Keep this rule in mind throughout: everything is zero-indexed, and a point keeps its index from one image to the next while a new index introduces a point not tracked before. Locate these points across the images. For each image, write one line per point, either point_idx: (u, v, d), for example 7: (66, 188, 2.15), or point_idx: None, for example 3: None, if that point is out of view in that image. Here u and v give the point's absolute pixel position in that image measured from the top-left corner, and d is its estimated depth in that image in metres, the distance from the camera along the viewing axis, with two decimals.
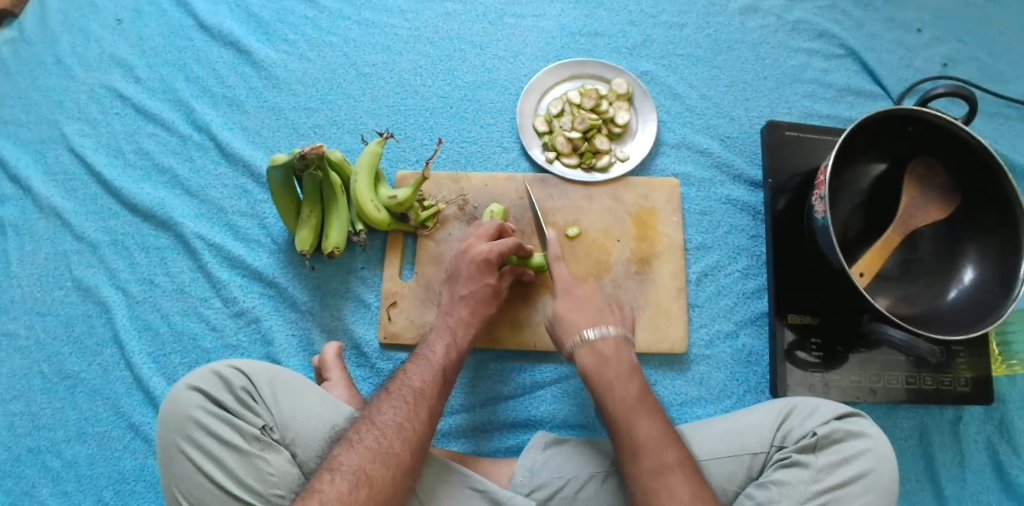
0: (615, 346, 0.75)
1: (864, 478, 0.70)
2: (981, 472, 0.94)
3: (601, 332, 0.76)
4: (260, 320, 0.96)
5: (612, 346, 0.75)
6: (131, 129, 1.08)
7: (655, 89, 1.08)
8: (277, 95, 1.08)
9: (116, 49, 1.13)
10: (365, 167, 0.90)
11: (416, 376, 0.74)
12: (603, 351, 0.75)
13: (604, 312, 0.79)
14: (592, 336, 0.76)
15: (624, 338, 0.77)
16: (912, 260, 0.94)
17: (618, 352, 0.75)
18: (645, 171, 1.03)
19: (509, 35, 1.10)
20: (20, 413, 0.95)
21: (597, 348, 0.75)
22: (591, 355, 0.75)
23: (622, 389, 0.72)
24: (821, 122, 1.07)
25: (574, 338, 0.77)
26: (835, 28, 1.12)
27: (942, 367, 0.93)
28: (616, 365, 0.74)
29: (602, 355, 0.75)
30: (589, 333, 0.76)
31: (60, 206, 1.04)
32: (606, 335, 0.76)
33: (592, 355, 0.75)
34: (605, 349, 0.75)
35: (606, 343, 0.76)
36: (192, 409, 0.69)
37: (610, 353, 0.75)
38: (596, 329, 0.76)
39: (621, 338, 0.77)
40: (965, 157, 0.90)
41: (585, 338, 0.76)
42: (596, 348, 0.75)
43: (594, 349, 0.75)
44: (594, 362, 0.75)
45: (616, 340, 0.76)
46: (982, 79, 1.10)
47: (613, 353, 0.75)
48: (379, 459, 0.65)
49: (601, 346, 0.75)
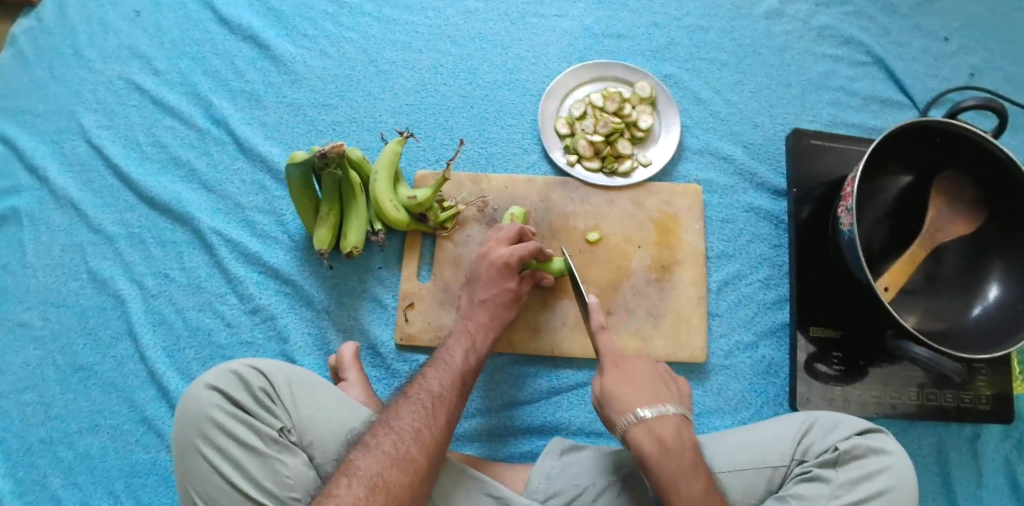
0: (674, 429, 0.70)
1: (887, 494, 0.70)
2: (999, 490, 0.92)
3: (658, 412, 0.71)
4: (275, 318, 0.95)
5: (672, 431, 0.70)
6: (149, 121, 1.07)
7: (678, 93, 1.06)
8: (295, 90, 1.07)
9: (134, 40, 1.12)
10: (385, 166, 0.90)
11: (434, 380, 0.73)
12: (663, 437, 0.69)
13: (657, 391, 0.74)
14: (647, 415, 0.71)
15: (682, 418, 0.72)
16: (936, 275, 0.93)
17: (679, 435, 0.70)
18: (667, 177, 1.01)
19: (531, 35, 1.09)
20: (33, 404, 0.94)
21: (655, 430, 0.70)
22: (648, 437, 0.70)
23: (688, 484, 0.67)
24: (847, 130, 1.05)
25: (628, 418, 0.71)
26: (863, 35, 1.10)
27: (963, 385, 0.92)
28: (681, 456, 0.68)
29: (662, 440, 0.69)
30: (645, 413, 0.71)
31: (76, 197, 1.03)
32: (663, 415, 0.71)
33: (650, 436, 0.70)
34: (665, 432, 0.70)
35: (665, 425, 0.70)
36: (210, 409, 0.68)
37: (672, 441, 0.69)
38: (652, 409, 0.71)
39: (681, 419, 0.72)
40: (994, 172, 0.89)
41: (641, 417, 0.71)
42: (654, 431, 0.70)
43: (650, 430, 0.70)
44: (654, 446, 0.69)
45: (677, 421, 0.71)
46: (1011, 91, 1.08)
47: (674, 440, 0.69)
48: (397, 464, 0.64)
49: (659, 428, 0.70)
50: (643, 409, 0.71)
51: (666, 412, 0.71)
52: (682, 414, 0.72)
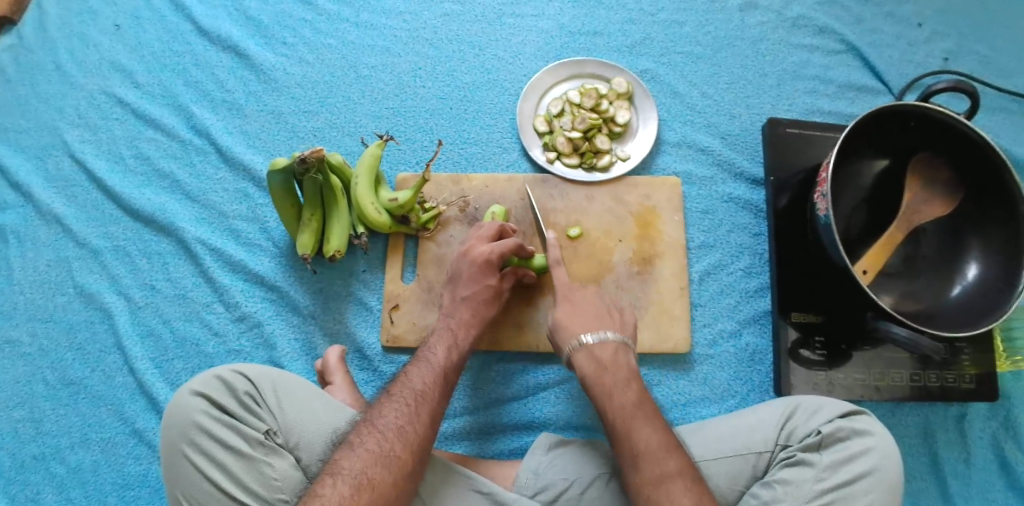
0: (613, 351, 0.77)
1: (871, 475, 0.70)
2: (986, 469, 0.93)
3: (599, 337, 0.78)
4: (262, 325, 0.96)
5: (610, 352, 0.77)
6: (131, 134, 1.08)
7: (655, 88, 1.07)
8: (276, 98, 1.08)
9: (115, 54, 1.13)
10: (365, 170, 0.90)
11: (417, 378, 0.74)
12: (600, 357, 0.77)
13: (602, 318, 0.81)
14: (589, 340, 0.78)
15: (622, 344, 0.78)
16: (915, 257, 0.94)
17: (615, 355, 0.77)
18: (647, 170, 1.02)
19: (508, 35, 1.10)
20: (24, 420, 0.95)
21: (594, 352, 0.77)
22: (588, 358, 0.77)
23: (620, 395, 0.73)
24: (823, 118, 1.07)
25: (572, 343, 0.79)
26: (836, 23, 1.11)
27: (946, 365, 0.93)
28: (615, 372, 0.75)
29: (599, 360, 0.77)
30: (587, 338, 0.78)
31: (61, 212, 1.04)
32: (603, 341, 0.78)
33: (589, 357, 0.77)
34: (603, 354, 0.77)
35: (605, 349, 0.77)
36: (195, 414, 0.69)
37: (607, 359, 0.76)
38: (593, 334, 0.78)
39: (620, 343, 0.78)
40: (967, 152, 0.90)
41: (583, 343, 0.78)
42: (594, 353, 0.77)
43: (591, 353, 0.77)
44: (591, 365, 0.77)
45: (614, 345, 0.78)
46: (984, 73, 1.09)
47: (610, 359, 0.76)
48: (381, 462, 0.65)
49: (600, 351, 0.77)
50: (585, 334, 0.79)
51: (606, 338, 0.78)
52: (622, 341, 0.79)
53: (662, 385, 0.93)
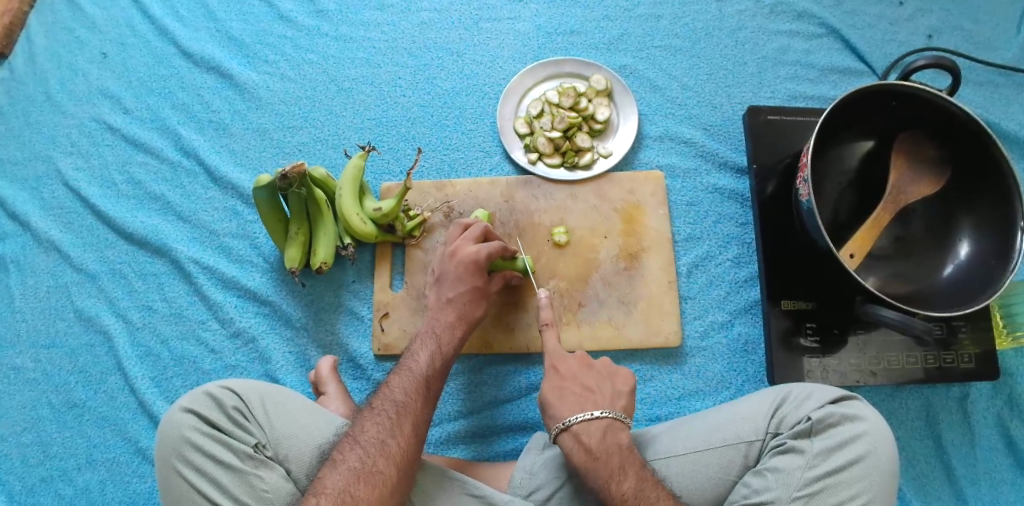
0: (602, 434, 0.73)
1: (863, 461, 0.70)
2: (992, 449, 0.92)
3: (584, 418, 0.74)
4: (256, 340, 0.97)
5: (597, 436, 0.73)
6: (122, 159, 1.10)
7: (635, 83, 1.07)
8: (261, 116, 1.10)
9: (103, 82, 1.15)
10: (348, 182, 0.91)
11: (399, 389, 0.74)
12: (589, 444, 0.72)
13: (586, 397, 0.77)
14: (574, 422, 0.74)
15: (612, 422, 0.74)
16: (906, 237, 0.93)
17: (605, 439, 0.73)
18: (629, 166, 1.02)
19: (485, 39, 1.10)
20: (32, 444, 0.97)
21: (581, 437, 0.73)
22: (575, 443, 0.73)
23: (617, 485, 0.69)
24: (807, 102, 1.06)
25: (557, 427, 0.75)
26: (815, 7, 1.11)
27: (944, 344, 0.91)
28: (607, 460, 0.71)
29: (588, 448, 0.72)
30: (573, 418, 0.74)
31: (58, 239, 1.06)
32: (590, 422, 0.74)
33: (579, 443, 0.73)
34: (591, 440, 0.73)
35: (593, 432, 0.73)
36: (185, 430, 0.70)
37: (597, 446, 0.72)
38: (580, 414, 0.74)
39: (609, 422, 0.74)
40: (952, 129, 0.89)
41: (568, 424, 0.74)
42: (581, 438, 0.73)
43: (577, 438, 0.73)
44: (583, 454, 0.72)
45: (601, 426, 0.73)
46: (969, 47, 1.08)
47: (599, 445, 0.72)
48: (365, 479, 0.66)
49: (587, 436, 0.73)
50: (570, 416, 0.75)
51: (591, 418, 0.74)
52: (612, 419, 0.75)
53: (655, 379, 0.93)
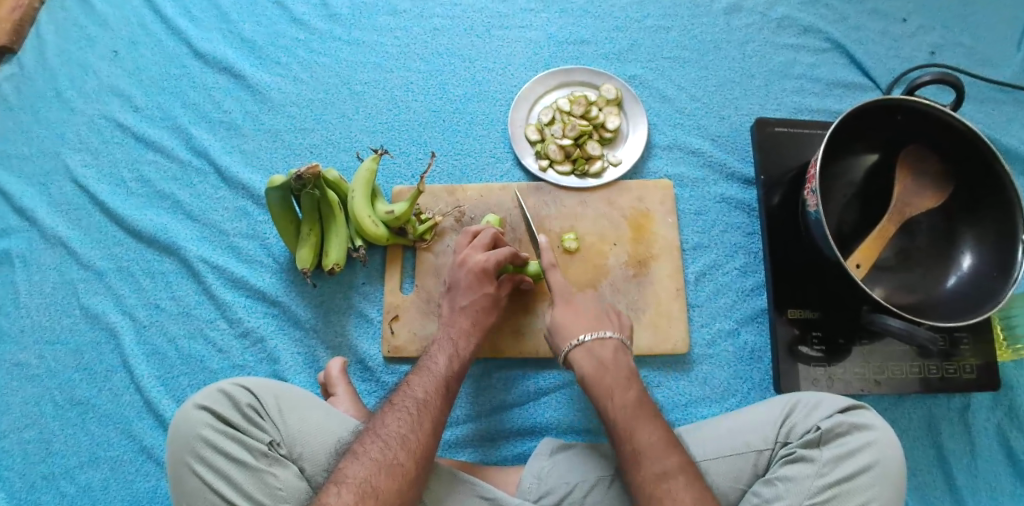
0: (613, 352, 0.80)
1: (872, 469, 0.71)
2: (992, 459, 0.93)
3: (598, 337, 0.81)
4: (265, 340, 0.97)
5: (609, 351, 0.80)
6: (131, 157, 1.10)
7: (644, 93, 1.09)
8: (272, 117, 1.10)
9: (114, 80, 1.15)
10: (361, 184, 0.92)
11: (419, 387, 0.76)
12: (601, 357, 0.79)
13: (599, 320, 0.83)
14: (587, 340, 0.80)
15: (620, 344, 0.81)
16: (909, 249, 0.95)
17: (615, 356, 0.80)
18: (639, 175, 1.04)
19: (497, 47, 1.12)
20: (34, 440, 0.96)
21: (594, 351, 0.80)
22: (586, 356, 0.80)
23: (622, 392, 0.75)
24: (813, 116, 1.08)
25: (569, 343, 0.81)
26: (820, 22, 1.13)
27: (946, 355, 0.93)
28: (615, 371, 0.78)
29: (600, 361, 0.79)
30: (585, 338, 0.81)
31: (65, 235, 1.06)
32: (602, 340, 0.80)
33: (591, 358, 0.79)
34: (603, 353, 0.80)
35: (605, 348, 0.80)
36: (200, 427, 0.71)
37: (609, 360, 0.79)
38: (591, 334, 0.81)
39: (618, 344, 0.81)
40: (957, 144, 0.91)
41: (580, 342, 0.81)
42: (593, 352, 0.80)
43: (590, 352, 0.80)
44: (594, 366, 0.79)
45: (613, 345, 0.81)
46: (970, 64, 1.10)
47: (610, 359, 0.79)
48: (385, 470, 0.67)
49: (600, 351, 0.80)
50: (584, 335, 0.81)
51: (604, 337, 0.81)
52: (620, 341, 0.82)
53: (663, 386, 0.94)
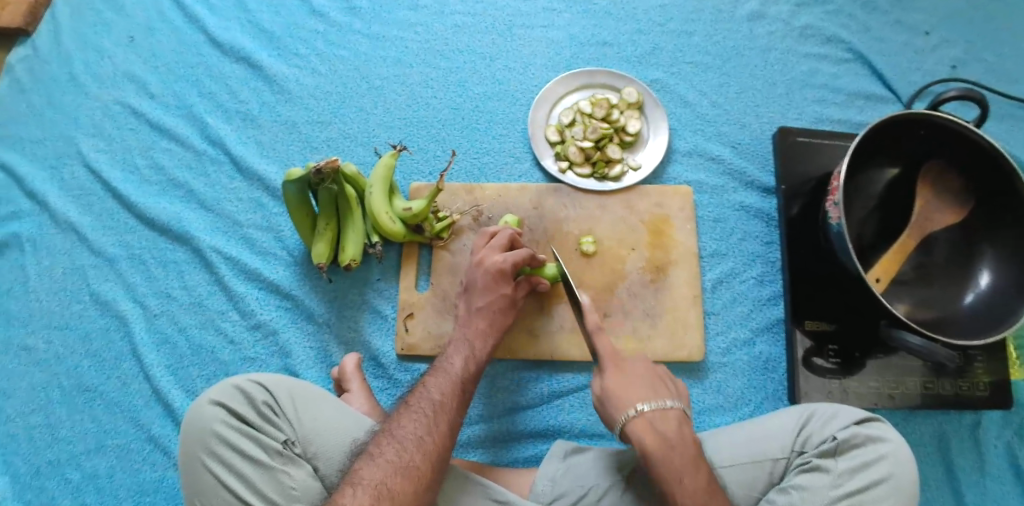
0: (676, 425, 0.72)
1: (887, 481, 0.71)
2: (1002, 476, 0.93)
3: (658, 407, 0.73)
4: (277, 333, 0.97)
5: (673, 425, 0.72)
6: (146, 144, 1.09)
7: (665, 97, 1.08)
8: (289, 109, 1.09)
9: (129, 65, 1.14)
10: (379, 181, 0.91)
11: (435, 388, 0.75)
12: (665, 433, 0.71)
13: (658, 387, 0.76)
14: (647, 410, 0.72)
15: (682, 413, 0.74)
16: (926, 264, 0.94)
17: (680, 432, 0.72)
18: (658, 179, 1.03)
19: (519, 46, 1.11)
20: (40, 426, 0.96)
21: (658, 427, 0.71)
22: (649, 431, 0.71)
23: (692, 476, 0.68)
24: (833, 126, 1.07)
25: (627, 413, 0.73)
26: (843, 32, 1.12)
27: (959, 371, 0.92)
28: (682, 451, 0.70)
29: (665, 436, 0.71)
30: (644, 407, 0.72)
31: (76, 220, 1.05)
32: (664, 412, 0.73)
33: (655, 435, 0.71)
34: (667, 429, 0.71)
35: (667, 422, 0.72)
36: (214, 423, 0.70)
37: (673, 435, 0.71)
38: (650, 404, 0.73)
39: (679, 414, 0.74)
40: (978, 160, 0.90)
41: (641, 411, 0.72)
42: (655, 427, 0.72)
43: (652, 426, 0.72)
44: (658, 441, 0.71)
45: (676, 416, 0.73)
46: (991, 80, 1.10)
47: (675, 434, 0.71)
48: (401, 472, 0.66)
49: (662, 425, 0.72)
50: (642, 404, 0.73)
51: (666, 407, 0.73)
52: (681, 410, 0.74)
53: None
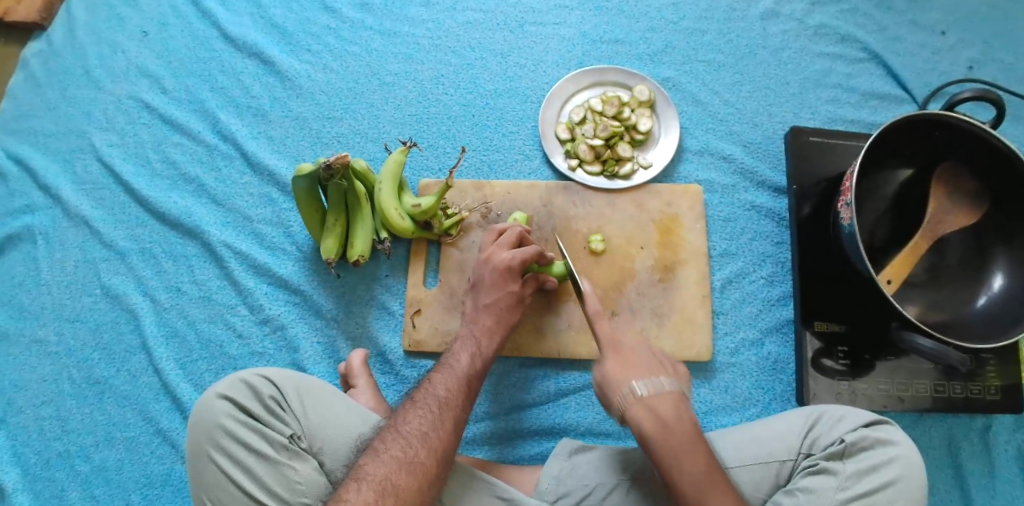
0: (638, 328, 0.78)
1: (894, 485, 0.70)
2: (1012, 482, 0.92)
3: (623, 313, 0.79)
4: (285, 328, 0.97)
5: (634, 328, 0.78)
6: (157, 138, 1.10)
7: (677, 96, 1.07)
8: (300, 105, 1.10)
9: (142, 60, 1.15)
10: (388, 177, 0.91)
11: (441, 385, 0.75)
12: (625, 333, 0.77)
13: (656, 368, 0.74)
14: (612, 314, 0.79)
15: (680, 395, 0.72)
16: (938, 266, 0.93)
17: (638, 333, 0.78)
18: (668, 178, 1.03)
19: (530, 43, 1.11)
20: (50, 418, 0.96)
21: (654, 407, 0.70)
22: (645, 411, 0.70)
23: (646, 369, 0.74)
24: (846, 127, 1.06)
25: (624, 394, 0.72)
26: (858, 32, 1.11)
27: (971, 375, 0.91)
28: (639, 346, 0.76)
29: (625, 334, 0.77)
30: (608, 311, 0.79)
31: (88, 214, 1.06)
32: None
33: (613, 332, 0.78)
34: (628, 329, 0.78)
35: (628, 324, 0.79)
36: (221, 417, 0.71)
37: (633, 335, 0.78)
38: (615, 309, 0.80)
39: (677, 395, 0.72)
40: (994, 165, 0.89)
41: (637, 392, 0.71)
42: (653, 409, 0.70)
43: (650, 409, 0.70)
44: (615, 338, 0.77)
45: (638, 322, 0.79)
46: (1008, 81, 1.08)
47: (673, 417, 0.69)
48: (406, 468, 0.66)
49: (623, 326, 0.78)
50: (607, 310, 0.79)
51: (661, 387, 0.71)
52: (679, 391, 0.72)
53: None
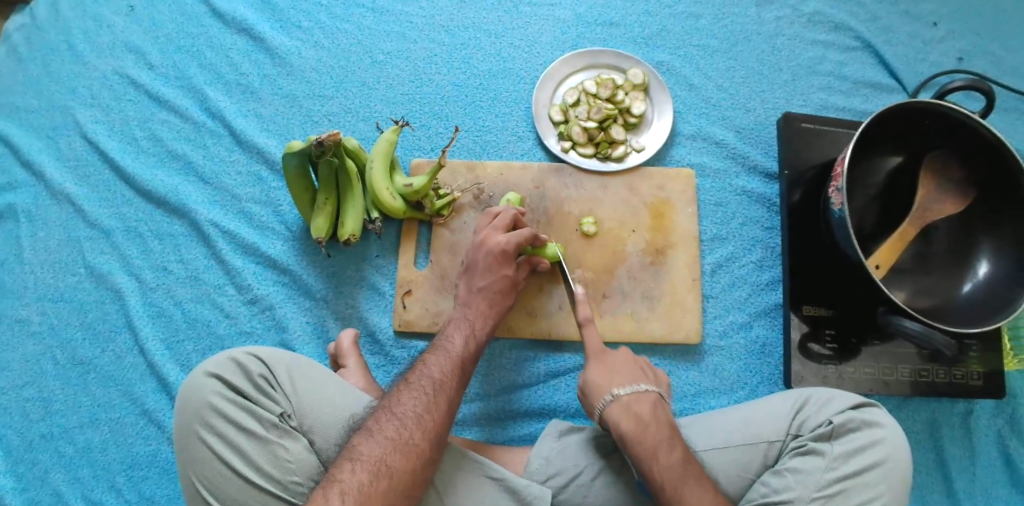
0: (651, 405, 0.75)
1: (881, 466, 0.71)
2: (991, 466, 0.94)
3: (633, 391, 0.76)
4: (274, 308, 0.96)
5: (648, 407, 0.75)
6: (144, 115, 1.08)
7: (671, 80, 1.07)
8: (291, 83, 1.08)
9: (128, 35, 1.12)
10: (381, 156, 0.90)
11: (435, 367, 0.75)
12: (640, 413, 0.74)
13: (635, 374, 0.79)
14: (622, 394, 0.76)
15: (658, 397, 0.77)
16: (926, 254, 0.94)
17: (654, 411, 0.75)
18: (661, 161, 1.03)
19: (524, 24, 1.10)
20: (33, 399, 0.95)
21: (632, 408, 0.74)
22: (624, 412, 0.74)
23: (666, 453, 0.71)
24: (837, 114, 1.07)
25: (604, 399, 0.76)
26: (851, 20, 1.11)
27: (955, 361, 0.93)
28: (657, 429, 0.73)
29: (639, 416, 0.74)
30: (619, 391, 0.76)
31: (72, 192, 1.03)
32: (638, 394, 0.76)
33: (628, 414, 0.74)
34: (641, 409, 0.75)
35: (641, 402, 0.75)
36: (210, 395, 0.70)
37: (648, 415, 0.74)
38: (626, 388, 0.76)
39: (655, 397, 0.77)
40: (982, 153, 0.89)
41: (616, 396, 0.76)
42: (631, 409, 0.75)
43: (627, 409, 0.75)
44: (633, 422, 0.73)
45: (651, 399, 0.76)
46: (997, 74, 1.09)
47: (649, 413, 0.74)
48: (400, 450, 0.66)
49: (637, 406, 0.75)
50: (618, 388, 0.77)
51: (641, 390, 0.76)
52: (657, 394, 0.77)
53: (673, 375, 0.94)
